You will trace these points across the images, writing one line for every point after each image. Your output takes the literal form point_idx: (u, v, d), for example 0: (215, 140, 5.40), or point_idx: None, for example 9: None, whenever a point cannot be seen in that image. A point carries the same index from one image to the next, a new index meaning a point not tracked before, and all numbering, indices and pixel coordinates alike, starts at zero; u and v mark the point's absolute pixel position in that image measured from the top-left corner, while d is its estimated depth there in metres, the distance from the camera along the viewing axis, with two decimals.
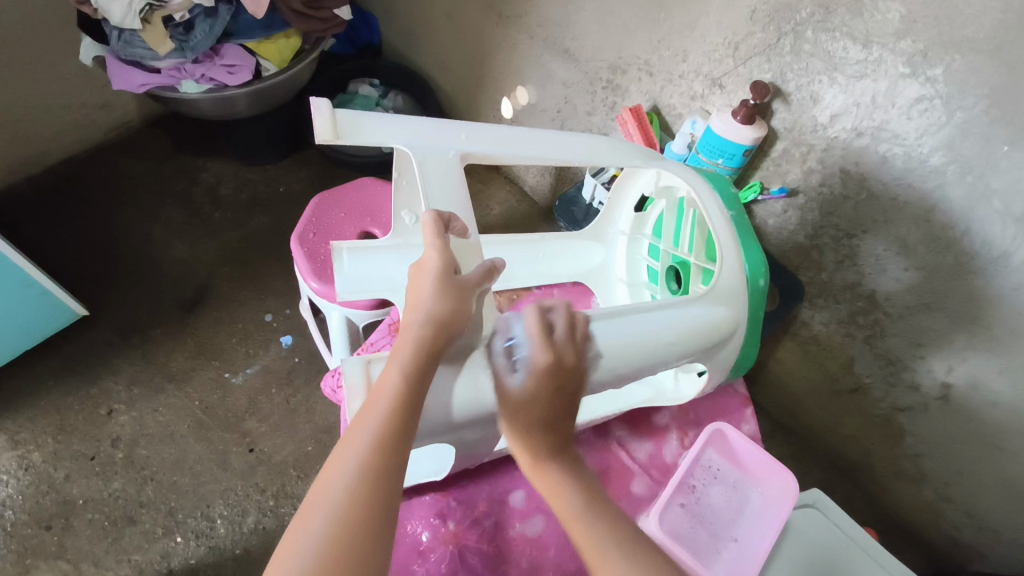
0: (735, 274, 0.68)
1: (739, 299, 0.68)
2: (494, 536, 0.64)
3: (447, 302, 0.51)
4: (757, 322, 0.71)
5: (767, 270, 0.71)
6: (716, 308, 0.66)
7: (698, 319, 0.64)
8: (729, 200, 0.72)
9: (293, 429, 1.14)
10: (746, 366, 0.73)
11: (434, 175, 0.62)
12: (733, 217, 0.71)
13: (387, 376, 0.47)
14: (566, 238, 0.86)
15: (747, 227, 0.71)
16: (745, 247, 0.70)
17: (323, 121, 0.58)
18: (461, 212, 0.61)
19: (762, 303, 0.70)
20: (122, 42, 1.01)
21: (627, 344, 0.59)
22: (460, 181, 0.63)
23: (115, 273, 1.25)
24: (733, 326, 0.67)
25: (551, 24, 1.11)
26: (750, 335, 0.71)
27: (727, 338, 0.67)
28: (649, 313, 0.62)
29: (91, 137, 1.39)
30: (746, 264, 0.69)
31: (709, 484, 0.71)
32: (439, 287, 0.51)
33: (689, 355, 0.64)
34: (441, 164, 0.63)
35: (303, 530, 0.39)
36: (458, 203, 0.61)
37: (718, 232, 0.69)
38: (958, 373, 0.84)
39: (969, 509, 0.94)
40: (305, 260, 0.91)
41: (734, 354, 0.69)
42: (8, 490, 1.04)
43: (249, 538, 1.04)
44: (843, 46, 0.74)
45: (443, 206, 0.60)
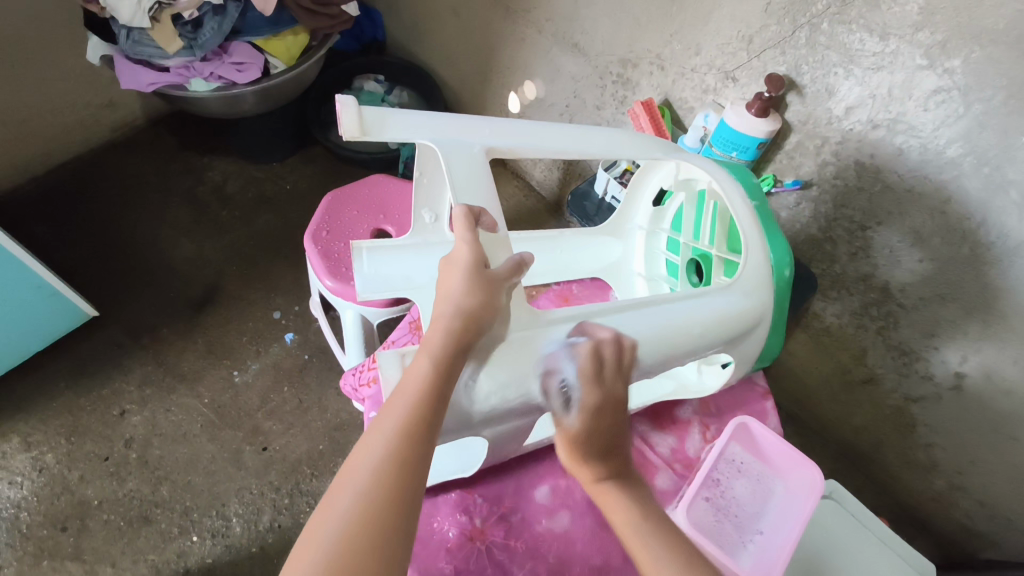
0: (761, 263, 0.68)
1: (765, 290, 0.68)
2: (521, 532, 0.65)
3: (478, 295, 0.51)
4: (781, 312, 0.71)
5: (791, 260, 0.71)
6: (742, 297, 0.66)
7: (725, 310, 0.64)
8: (752, 190, 0.73)
9: (306, 427, 1.14)
10: (769, 357, 0.73)
11: (461, 168, 0.61)
12: (755, 207, 0.72)
13: (415, 365, 0.47)
14: (582, 234, 0.86)
15: (770, 216, 0.72)
16: (769, 237, 0.70)
17: (350, 118, 0.58)
18: (489, 205, 0.60)
19: (787, 292, 0.70)
20: (130, 41, 1.00)
21: (658, 333, 0.59)
22: (486, 174, 0.62)
23: (124, 274, 1.25)
24: (760, 315, 0.67)
25: (560, 18, 1.10)
26: (773, 327, 0.71)
27: (754, 328, 0.67)
28: (677, 302, 0.62)
29: (96, 137, 1.39)
30: (770, 253, 0.70)
31: (733, 478, 0.71)
32: (469, 278, 0.51)
33: (717, 344, 0.64)
34: (466, 157, 0.62)
35: (329, 510, 0.39)
36: (488, 194, 0.61)
37: (743, 221, 0.69)
38: (971, 364, 0.84)
39: (982, 498, 0.95)
40: (319, 258, 0.91)
41: (760, 344, 0.69)
42: (22, 492, 1.04)
43: (265, 536, 1.04)
44: (859, 38, 0.74)
45: (472, 200, 0.60)
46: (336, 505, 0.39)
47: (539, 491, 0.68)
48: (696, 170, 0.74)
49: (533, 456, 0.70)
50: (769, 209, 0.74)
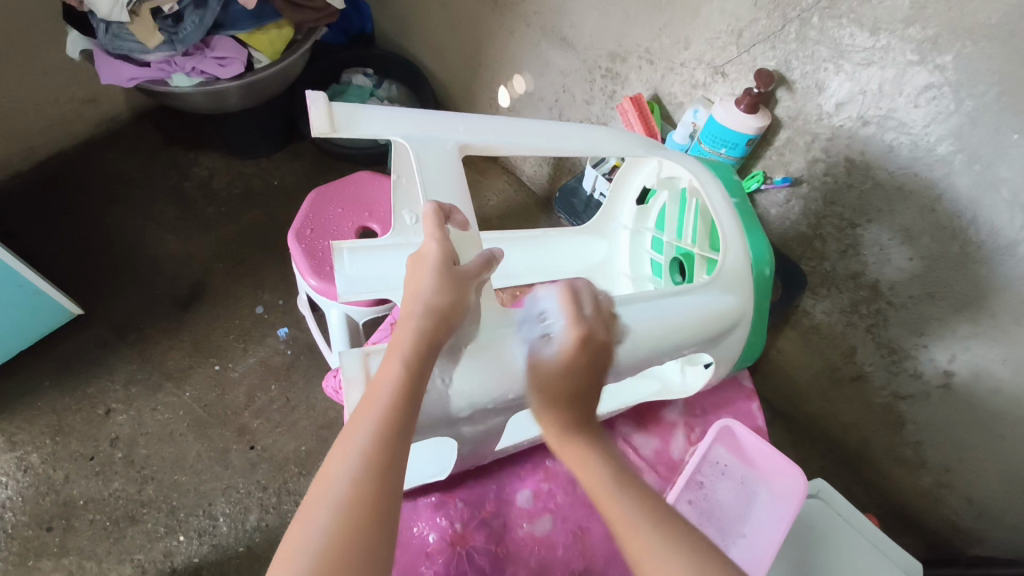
0: (741, 261, 0.67)
1: (747, 288, 0.66)
2: (502, 537, 0.64)
3: (451, 291, 0.50)
4: (762, 312, 0.70)
5: (772, 259, 0.70)
6: (721, 296, 0.64)
7: (706, 309, 0.63)
8: (732, 187, 0.71)
9: (293, 426, 1.13)
10: (752, 356, 0.71)
11: (433, 166, 0.60)
12: (737, 204, 0.70)
13: (384, 370, 0.45)
14: (564, 235, 0.85)
15: (752, 215, 0.71)
16: (749, 234, 0.69)
17: (319, 114, 0.56)
18: (462, 204, 0.59)
19: (767, 293, 0.69)
20: (110, 35, 0.98)
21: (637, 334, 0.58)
22: (460, 173, 0.61)
23: (108, 270, 1.24)
24: (739, 314, 0.65)
25: (548, 11, 1.09)
26: (755, 325, 0.70)
27: (734, 327, 0.66)
28: (657, 301, 0.60)
29: (81, 132, 1.37)
30: (751, 252, 0.68)
31: (716, 481, 0.70)
32: (441, 274, 0.50)
33: (698, 343, 0.62)
34: (438, 156, 0.61)
35: (303, 533, 0.37)
36: (458, 193, 0.59)
37: (722, 219, 0.68)
38: (961, 362, 0.84)
39: (970, 495, 0.94)
40: (303, 257, 0.90)
41: (739, 344, 0.68)
42: (7, 492, 1.03)
43: (252, 536, 1.04)
44: (850, 33, 0.73)
45: (445, 199, 0.59)
46: (310, 527, 0.37)
47: (521, 495, 0.66)
48: (677, 167, 0.72)
49: (515, 457, 0.69)
50: (752, 207, 0.72)
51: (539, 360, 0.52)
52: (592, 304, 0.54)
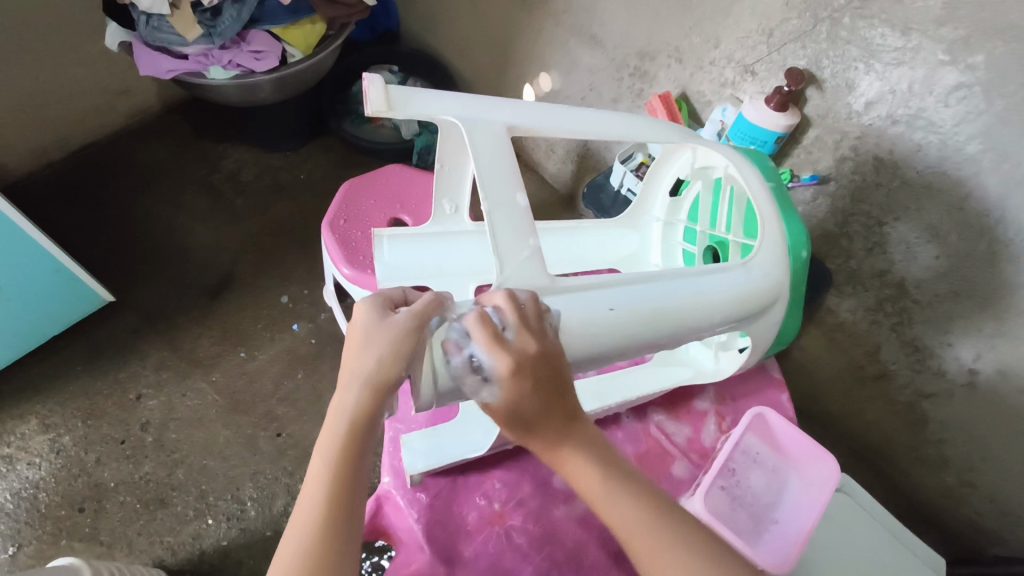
0: (777, 242, 0.64)
1: (783, 269, 0.64)
2: (539, 517, 0.64)
3: (378, 364, 0.41)
4: (798, 296, 0.68)
5: (809, 241, 0.68)
6: (755, 275, 0.62)
7: (741, 288, 0.61)
8: (768, 171, 0.70)
9: (320, 413, 1.15)
10: (786, 339, 0.70)
11: (484, 145, 0.56)
12: (772, 188, 0.69)
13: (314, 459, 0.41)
14: (599, 226, 0.86)
15: (788, 199, 0.69)
16: (786, 217, 0.67)
17: (376, 94, 0.55)
18: (513, 182, 0.54)
19: (804, 275, 0.67)
20: (150, 28, 1.01)
21: (678, 307, 0.55)
22: (511, 151, 0.57)
23: (139, 259, 1.26)
24: (774, 295, 0.63)
25: (577, 10, 1.11)
26: (790, 307, 0.68)
27: (769, 307, 0.64)
28: (695, 279, 0.58)
29: (113, 123, 1.40)
30: (787, 234, 0.66)
31: (748, 468, 0.71)
32: (372, 349, 0.41)
33: (729, 322, 0.60)
34: (489, 134, 0.58)
35: None
36: (509, 169, 0.55)
37: (758, 201, 0.66)
38: (986, 360, 0.85)
39: (993, 493, 0.94)
40: (336, 246, 0.91)
41: (776, 326, 0.66)
42: (41, 473, 1.06)
43: (279, 520, 1.06)
44: (881, 33, 0.74)
45: (496, 175, 0.54)
46: None
47: (556, 476, 0.67)
48: (712, 155, 0.71)
49: None
50: (788, 192, 0.70)
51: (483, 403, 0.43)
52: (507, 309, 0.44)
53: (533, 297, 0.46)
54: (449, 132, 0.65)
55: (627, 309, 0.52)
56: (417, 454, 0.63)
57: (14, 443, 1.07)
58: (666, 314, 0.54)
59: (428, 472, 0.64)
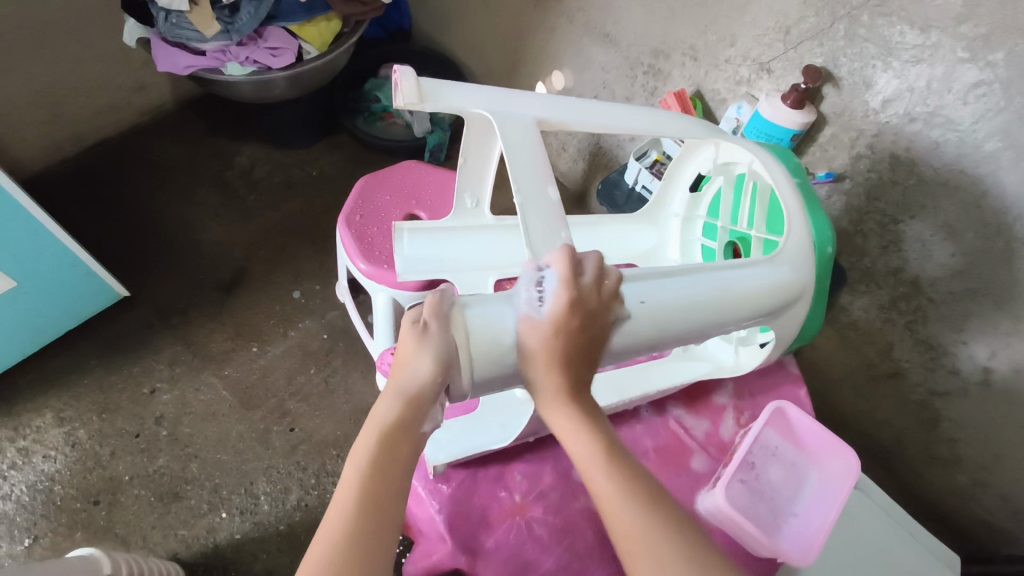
0: (804, 237, 0.64)
1: (809, 264, 0.64)
2: (560, 509, 0.64)
3: (420, 373, 0.44)
4: (822, 290, 0.68)
5: (834, 237, 0.68)
6: (783, 269, 0.62)
7: (768, 282, 0.61)
8: (793, 167, 0.70)
9: (332, 409, 1.16)
10: (809, 333, 0.70)
11: (515, 138, 0.57)
12: (797, 182, 0.68)
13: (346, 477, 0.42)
14: (618, 222, 0.86)
15: (814, 194, 0.69)
16: (811, 210, 0.67)
17: (408, 85, 0.56)
18: (543, 175, 0.55)
19: (829, 270, 0.67)
20: (169, 24, 1.02)
21: (706, 301, 0.56)
22: (540, 144, 0.58)
23: (153, 254, 1.27)
24: (801, 289, 0.63)
25: (592, 9, 1.11)
26: (814, 302, 0.68)
27: (795, 301, 0.64)
28: (722, 273, 0.59)
29: (128, 119, 1.41)
30: (812, 229, 0.66)
31: (768, 462, 0.71)
32: (410, 352, 0.44)
33: (757, 316, 0.60)
34: (518, 127, 0.58)
35: None
36: (540, 163, 0.56)
37: (783, 194, 0.66)
38: (1000, 358, 0.83)
39: (1005, 492, 0.92)
40: (353, 242, 0.92)
41: (801, 320, 0.66)
42: (56, 465, 1.06)
43: (291, 515, 1.06)
44: (899, 31, 0.75)
45: (527, 167, 0.55)
46: None
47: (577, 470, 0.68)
48: (736, 151, 0.71)
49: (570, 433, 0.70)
50: (813, 187, 0.70)
51: (526, 322, 0.47)
52: (592, 267, 0.49)
53: (619, 278, 0.50)
54: (477, 126, 0.65)
55: (658, 301, 0.53)
56: (439, 446, 0.64)
57: (30, 436, 1.08)
58: (694, 308, 0.55)
59: (451, 463, 0.65)
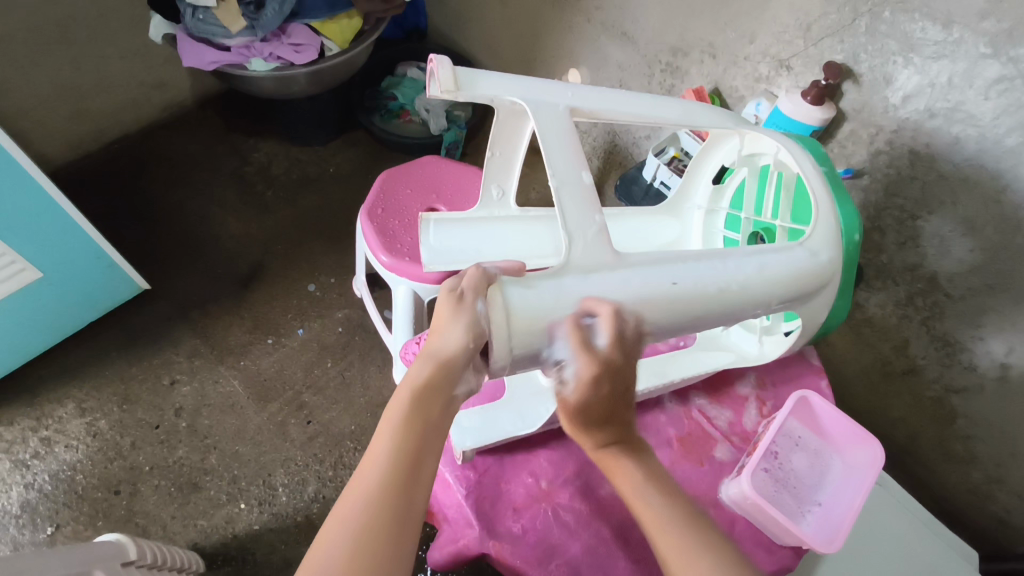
0: (832, 226, 0.65)
1: (836, 251, 0.65)
2: (586, 495, 0.65)
3: (452, 343, 0.45)
4: (849, 278, 0.69)
5: (861, 226, 0.68)
6: (813, 256, 0.63)
7: (797, 268, 0.61)
8: (820, 157, 0.70)
9: (349, 402, 1.17)
10: (835, 321, 0.71)
11: (552, 124, 0.58)
12: (824, 172, 0.69)
13: (371, 455, 0.43)
14: (641, 214, 0.87)
15: (840, 184, 0.69)
16: (838, 199, 0.67)
17: (445, 74, 0.58)
18: (580, 162, 0.56)
19: (855, 258, 0.68)
20: (196, 19, 1.04)
21: (740, 285, 0.57)
22: (573, 131, 0.59)
23: (174, 248, 1.28)
24: (829, 276, 0.64)
25: (610, 7, 1.13)
26: (840, 289, 0.69)
27: (822, 289, 0.65)
28: (755, 255, 0.60)
29: (148, 116, 1.43)
30: (839, 217, 0.66)
31: (792, 451, 0.71)
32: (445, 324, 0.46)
33: (784, 301, 0.61)
34: (551, 115, 0.59)
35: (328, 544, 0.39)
36: (573, 149, 0.57)
37: (811, 182, 0.67)
38: (1018, 354, 0.82)
39: (1021, 491, 0.90)
40: (375, 234, 0.93)
41: (828, 306, 0.67)
42: (78, 455, 1.07)
43: (309, 506, 1.07)
44: (922, 27, 0.75)
45: (561, 153, 0.56)
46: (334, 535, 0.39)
47: None
48: (762, 141, 0.73)
49: None
50: (840, 177, 0.71)
51: (561, 393, 0.51)
52: (607, 327, 0.49)
53: (628, 327, 0.50)
54: (510, 114, 0.67)
55: (689, 286, 0.54)
56: (466, 432, 0.65)
57: (52, 426, 1.09)
58: (728, 290, 0.56)
59: (478, 450, 0.66)
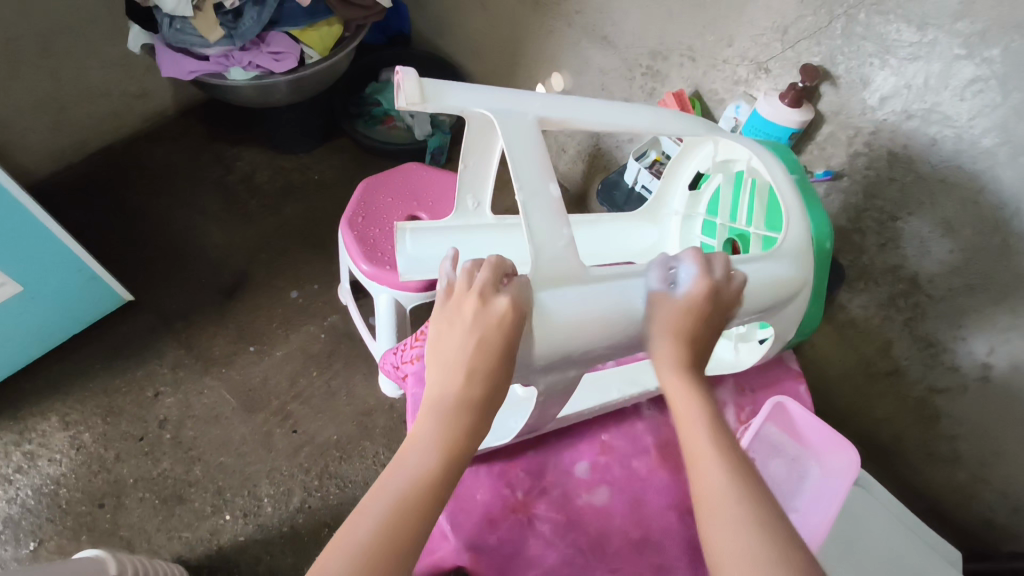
0: (804, 234, 0.65)
1: (809, 260, 0.65)
2: (561, 504, 0.65)
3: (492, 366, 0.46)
4: (821, 284, 0.69)
5: (832, 233, 0.68)
6: (785, 265, 0.63)
7: (770, 279, 0.61)
8: (792, 165, 0.71)
9: (334, 412, 1.16)
10: (808, 328, 0.72)
11: (517, 136, 0.58)
12: (796, 180, 0.69)
13: (405, 458, 0.44)
14: (619, 220, 0.87)
15: (812, 190, 0.69)
16: (810, 208, 0.68)
17: (410, 86, 0.57)
18: (545, 172, 0.56)
19: (827, 265, 0.68)
20: (173, 30, 1.03)
21: None
22: (540, 142, 0.59)
23: (157, 258, 1.28)
24: (801, 286, 0.64)
25: (589, 11, 1.12)
26: (813, 296, 0.69)
27: (794, 298, 0.65)
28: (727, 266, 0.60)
29: (131, 125, 1.42)
30: (811, 224, 0.67)
31: (769, 457, 0.71)
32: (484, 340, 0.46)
33: (757, 311, 0.61)
34: (518, 126, 0.59)
35: (349, 532, 0.39)
36: (540, 161, 0.56)
37: (783, 191, 0.67)
38: (999, 354, 0.82)
39: (1006, 490, 0.90)
40: (356, 243, 0.93)
41: (801, 312, 0.66)
42: (61, 469, 1.07)
43: (295, 517, 1.06)
44: (896, 28, 0.75)
45: (528, 167, 0.56)
46: (358, 523, 0.40)
47: (579, 466, 0.68)
48: (735, 148, 0.72)
49: (571, 430, 0.71)
50: (812, 184, 0.71)
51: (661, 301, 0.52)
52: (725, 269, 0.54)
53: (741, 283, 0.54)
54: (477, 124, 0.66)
55: (658, 299, 0.54)
56: None
57: (35, 440, 1.08)
58: None
59: None
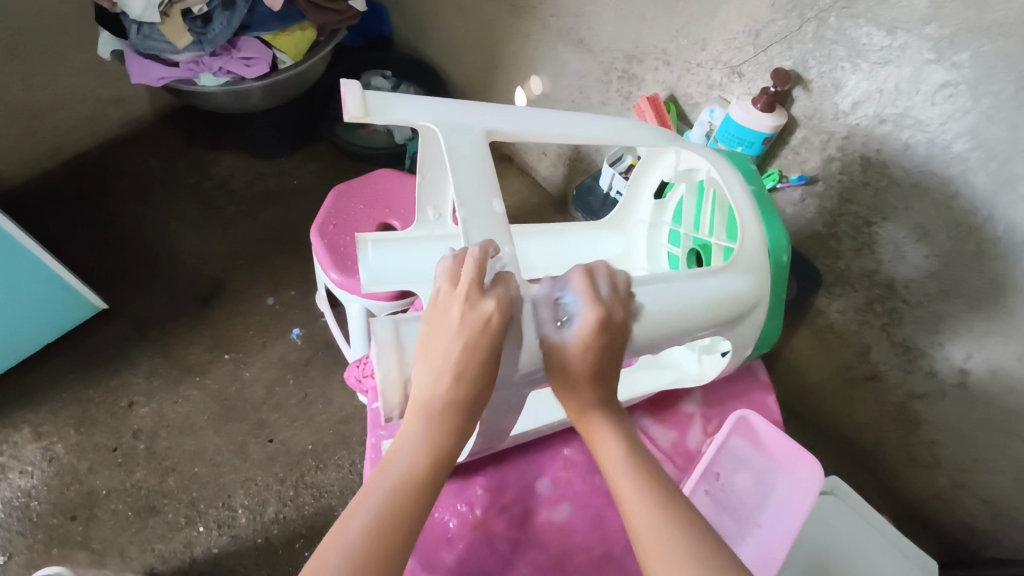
0: (759, 247, 0.64)
1: (764, 272, 0.64)
2: (521, 522, 0.64)
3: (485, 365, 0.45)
4: (778, 298, 0.68)
5: (790, 246, 0.67)
6: (739, 279, 0.62)
7: (723, 295, 0.60)
8: (751, 176, 0.70)
9: (311, 421, 1.15)
10: (767, 343, 0.70)
11: (461, 151, 0.57)
12: (754, 192, 0.69)
13: (389, 464, 0.43)
14: (584, 229, 0.85)
15: (769, 203, 0.69)
16: (767, 220, 0.67)
17: (353, 99, 0.56)
18: (490, 188, 0.56)
19: (783, 279, 0.67)
20: (141, 36, 1.02)
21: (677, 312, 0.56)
22: (487, 157, 0.58)
23: (132, 266, 1.26)
24: (756, 300, 0.63)
25: (565, 14, 1.11)
26: (771, 310, 0.68)
27: (749, 312, 0.63)
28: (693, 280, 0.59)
29: (106, 131, 1.41)
30: (767, 235, 0.66)
31: (734, 471, 0.70)
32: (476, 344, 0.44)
33: (710, 327, 0.60)
34: (465, 140, 0.59)
35: (335, 542, 0.38)
36: (484, 176, 0.56)
37: (739, 203, 0.67)
38: (976, 360, 0.81)
39: (985, 495, 0.89)
40: (325, 251, 0.91)
41: (756, 330, 0.65)
42: (33, 481, 1.05)
43: (270, 528, 1.05)
44: (867, 32, 0.74)
45: (471, 181, 0.56)
46: (343, 531, 0.39)
47: (541, 482, 0.67)
48: (696, 158, 0.71)
49: (534, 444, 0.70)
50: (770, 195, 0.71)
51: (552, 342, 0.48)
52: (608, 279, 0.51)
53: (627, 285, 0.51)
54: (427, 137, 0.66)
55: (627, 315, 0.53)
56: None
57: (6, 452, 1.07)
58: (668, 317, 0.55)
59: None
